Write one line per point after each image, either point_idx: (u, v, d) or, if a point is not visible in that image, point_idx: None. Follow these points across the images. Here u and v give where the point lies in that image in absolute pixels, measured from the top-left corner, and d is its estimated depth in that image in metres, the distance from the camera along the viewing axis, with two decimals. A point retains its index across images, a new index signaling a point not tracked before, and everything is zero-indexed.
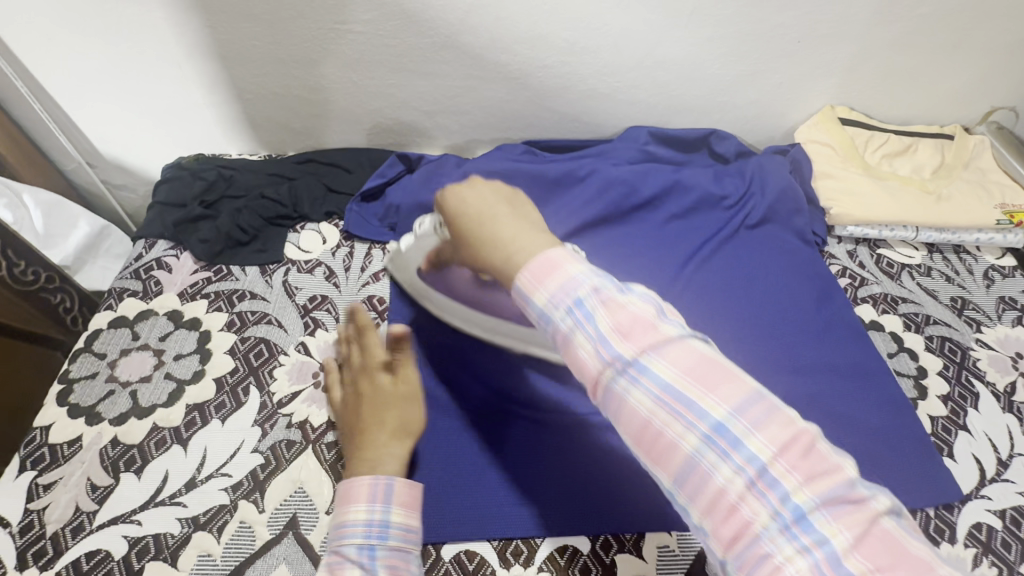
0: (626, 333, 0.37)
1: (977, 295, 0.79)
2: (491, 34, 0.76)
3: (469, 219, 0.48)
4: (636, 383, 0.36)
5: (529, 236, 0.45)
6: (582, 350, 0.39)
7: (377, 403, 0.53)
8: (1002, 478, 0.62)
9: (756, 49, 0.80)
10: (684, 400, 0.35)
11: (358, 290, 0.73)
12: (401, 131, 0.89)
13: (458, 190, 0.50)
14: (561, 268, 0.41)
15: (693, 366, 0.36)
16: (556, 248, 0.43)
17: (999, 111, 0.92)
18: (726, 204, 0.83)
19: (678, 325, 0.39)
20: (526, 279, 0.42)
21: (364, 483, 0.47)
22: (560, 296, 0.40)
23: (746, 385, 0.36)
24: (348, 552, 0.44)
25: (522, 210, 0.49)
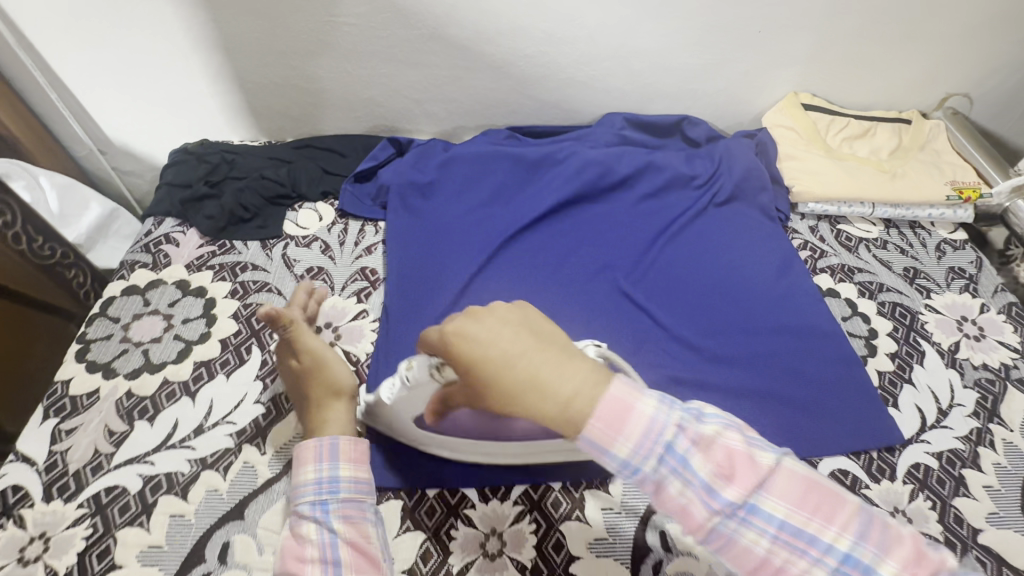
0: (728, 474, 0.37)
1: (928, 266, 0.85)
2: (475, 26, 0.82)
3: (491, 368, 0.37)
4: (748, 523, 0.36)
5: (574, 370, 0.38)
6: (681, 496, 0.38)
7: (302, 380, 0.58)
8: (941, 425, 0.68)
9: (721, 40, 0.86)
10: (800, 533, 0.36)
11: (352, 262, 0.79)
12: (392, 118, 0.95)
13: (469, 328, 0.39)
14: (637, 410, 0.38)
15: (799, 494, 0.37)
16: (609, 386, 0.39)
17: (953, 97, 0.98)
18: (696, 184, 0.89)
19: (767, 449, 0.39)
20: (597, 427, 0.37)
21: (309, 446, 0.52)
22: (646, 444, 0.38)
23: (848, 502, 0.37)
24: (305, 510, 0.50)
25: (546, 336, 0.39)
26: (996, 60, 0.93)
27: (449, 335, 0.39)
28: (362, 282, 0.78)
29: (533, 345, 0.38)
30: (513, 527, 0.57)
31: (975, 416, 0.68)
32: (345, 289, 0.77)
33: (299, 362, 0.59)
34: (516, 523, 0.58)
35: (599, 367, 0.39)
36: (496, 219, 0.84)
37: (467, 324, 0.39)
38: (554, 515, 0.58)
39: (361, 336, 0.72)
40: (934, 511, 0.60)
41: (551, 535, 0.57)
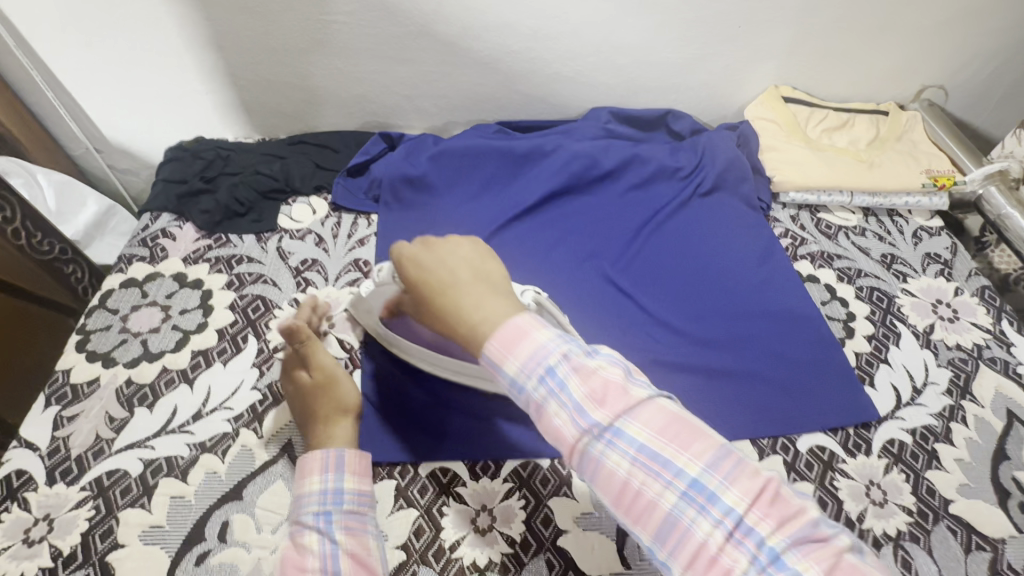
0: (600, 399, 0.40)
1: (905, 252, 0.87)
2: (462, 23, 0.84)
3: (430, 284, 0.47)
4: (613, 446, 0.39)
5: (493, 300, 0.45)
6: (557, 418, 0.40)
7: (311, 395, 0.59)
8: (915, 402, 0.70)
9: (702, 35, 0.89)
10: (658, 459, 0.38)
11: (345, 254, 0.81)
12: (384, 114, 0.97)
13: (420, 253, 0.49)
14: (530, 335, 0.42)
15: (662, 424, 0.39)
16: (522, 314, 0.44)
17: (929, 89, 1.02)
18: (680, 175, 0.91)
19: (643, 385, 0.41)
20: (495, 347, 0.42)
21: (317, 457, 0.53)
22: (531, 364, 0.41)
23: (709, 437, 0.39)
24: (307, 519, 0.50)
25: (485, 273, 0.48)
26: (969, 53, 0.97)
27: (404, 257, 0.50)
28: (355, 272, 0.80)
29: (469, 279, 0.47)
30: (502, 503, 0.60)
31: (948, 394, 0.71)
32: (339, 279, 0.79)
33: (311, 376, 0.60)
34: (506, 500, 0.60)
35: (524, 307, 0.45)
36: (485, 211, 0.86)
37: (419, 250, 0.50)
38: (542, 492, 0.61)
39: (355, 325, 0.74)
40: (907, 483, 0.63)
41: (539, 511, 0.59)
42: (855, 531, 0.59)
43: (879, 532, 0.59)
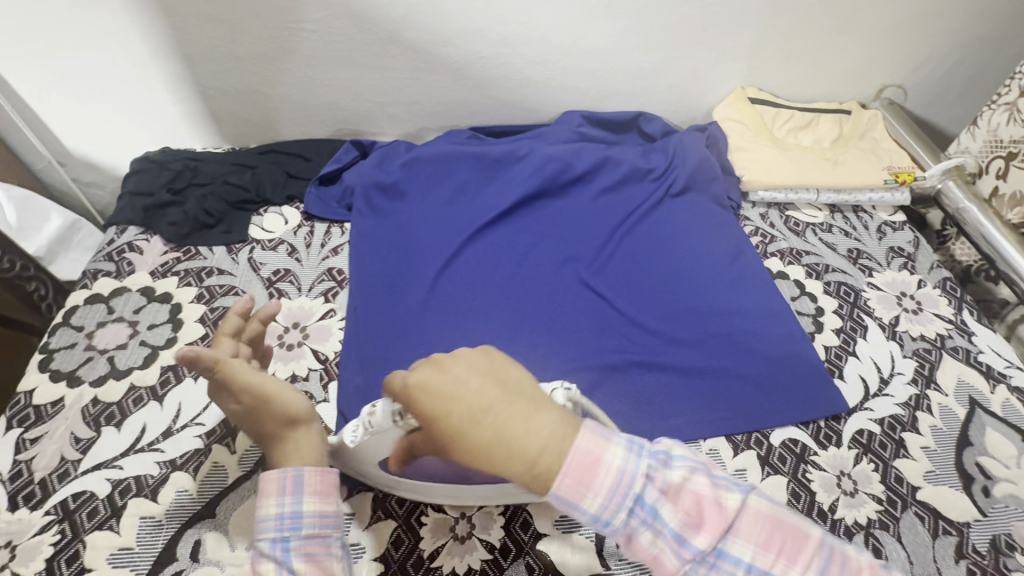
0: (697, 521, 0.38)
1: (870, 247, 0.90)
2: (431, 29, 0.85)
3: (457, 420, 0.36)
4: (719, 569, 0.38)
5: (539, 421, 0.37)
6: (652, 545, 0.38)
7: (247, 423, 0.53)
8: (883, 392, 0.72)
9: (669, 38, 0.90)
10: (765, 572, 0.38)
11: (319, 263, 0.81)
12: (356, 122, 0.97)
13: (434, 378, 0.38)
14: (604, 463, 0.37)
15: (763, 535, 0.38)
16: (578, 433, 0.38)
17: (889, 88, 1.05)
18: (652, 177, 0.93)
19: (732, 489, 0.40)
20: (567, 484, 0.37)
21: (271, 480, 0.49)
22: (615, 498, 0.37)
23: (805, 535, 0.39)
24: (264, 546, 0.47)
25: (506, 383, 0.38)
26: (925, 53, 1.00)
27: (413, 387, 0.38)
28: (329, 282, 0.79)
29: (494, 400, 0.37)
30: (482, 509, 0.59)
31: (913, 383, 0.73)
32: (313, 289, 0.78)
33: (238, 405, 0.53)
34: (485, 505, 0.60)
35: (567, 414, 0.39)
36: (460, 216, 0.87)
37: (430, 374, 0.38)
38: None
39: (329, 335, 0.73)
40: (876, 472, 0.65)
41: (519, 515, 0.59)
42: (827, 522, 0.61)
43: (850, 521, 0.61)
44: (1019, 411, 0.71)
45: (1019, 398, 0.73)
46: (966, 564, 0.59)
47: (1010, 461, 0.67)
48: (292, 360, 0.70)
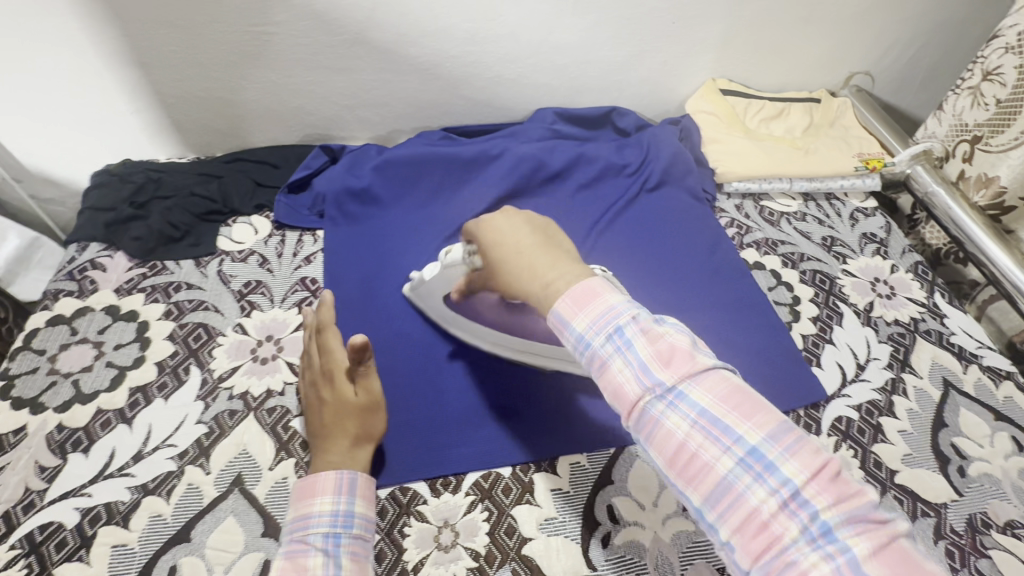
0: (666, 361, 0.44)
1: (844, 234, 0.91)
2: (397, 29, 0.83)
3: (507, 246, 0.55)
4: (673, 405, 0.43)
5: (563, 264, 0.52)
6: (623, 375, 0.45)
7: (342, 411, 0.59)
8: (860, 378, 0.73)
9: (639, 32, 0.90)
10: (716, 421, 0.42)
11: (291, 273, 0.79)
12: (325, 126, 0.95)
13: (499, 219, 0.57)
14: (605, 302, 0.48)
15: (723, 391, 0.43)
16: (592, 278, 0.50)
17: (857, 75, 1.06)
18: (628, 171, 0.93)
19: (708, 356, 0.45)
20: (566, 302, 0.48)
21: (331, 477, 0.54)
22: (602, 324, 0.47)
23: (769, 411, 0.42)
24: (315, 540, 0.50)
25: (550, 235, 0.55)
26: (890, 40, 1.01)
27: (483, 224, 0.58)
28: (303, 292, 0.77)
29: (537, 239, 0.54)
30: (466, 518, 0.59)
31: (889, 367, 0.74)
32: (286, 300, 0.76)
33: (353, 393, 0.59)
34: (468, 513, 0.59)
35: (590, 273, 0.52)
36: (436, 219, 0.85)
37: (499, 217, 0.57)
38: (505, 502, 0.60)
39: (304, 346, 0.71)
40: (856, 458, 0.65)
41: (503, 521, 0.59)
42: None
43: None
44: (990, 390, 0.73)
45: (990, 377, 0.74)
46: (944, 544, 0.60)
47: (984, 440, 0.68)
48: (265, 375, 0.68)
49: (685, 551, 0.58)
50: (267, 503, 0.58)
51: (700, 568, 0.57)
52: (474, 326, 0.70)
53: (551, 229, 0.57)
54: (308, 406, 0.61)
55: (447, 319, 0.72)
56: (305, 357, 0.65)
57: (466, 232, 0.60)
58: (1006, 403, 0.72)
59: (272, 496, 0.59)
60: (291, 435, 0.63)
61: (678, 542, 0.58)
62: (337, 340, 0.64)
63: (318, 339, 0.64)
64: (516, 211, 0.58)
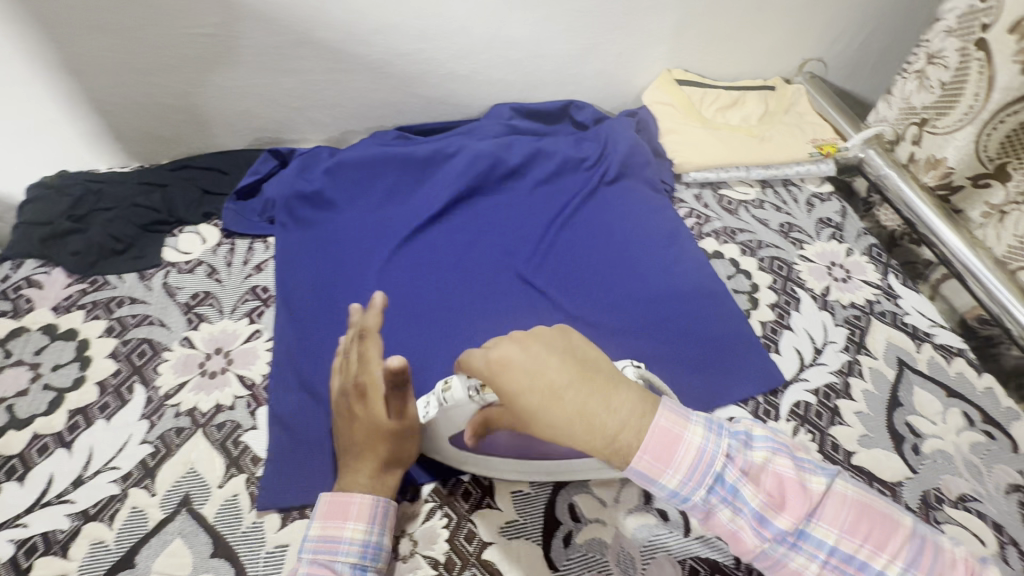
0: (777, 502, 0.43)
1: (801, 220, 0.92)
2: (343, 27, 0.81)
3: (539, 393, 0.43)
4: (796, 547, 0.42)
5: (616, 401, 0.44)
6: (734, 524, 0.43)
7: (372, 435, 0.55)
8: (818, 362, 0.74)
9: (592, 24, 0.89)
10: (843, 554, 0.42)
11: (242, 283, 0.76)
12: (274, 129, 0.92)
13: (515, 356, 0.45)
14: (687, 444, 0.44)
15: (842, 518, 0.42)
16: (659, 413, 0.45)
17: (810, 61, 1.07)
18: (586, 165, 0.92)
19: (811, 472, 0.44)
20: (648, 459, 0.43)
21: (365, 503, 0.53)
22: (696, 474, 0.43)
23: (883, 517, 0.43)
24: (343, 569, 0.50)
25: (585, 361, 0.45)
26: (841, 26, 1.02)
27: (495, 363, 0.45)
28: (253, 301, 0.74)
29: (576, 377, 0.44)
30: (425, 525, 0.58)
31: (845, 350, 0.75)
32: (236, 310, 0.73)
33: (388, 416, 0.55)
34: (428, 521, 0.58)
35: (644, 397, 0.46)
36: (392, 221, 0.84)
37: (516, 352, 0.45)
38: (464, 506, 0.59)
39: (255, 358, 0.69)
40: (814, 442, 0.66)
41: (463, 526, 0.58)
42: None
43: None
44: (943, 367, 0.74)
45: (942, 354, 0.76)
46: None
47: (937, 417, 0.69)
48: (214, 390, 0.65)
49: (647, 544, 0.58)
50: (217, 522, 0.56)
51: (662, 561, 0.57)
52: (483, 458, 0.59)
53: (577, 347, 0.46)
54: (341, 419, 0.58)
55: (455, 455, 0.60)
56: (343, 357, 0.60)
57: (473, 370, 0.47)
58: (958, 378, 0.73)
59: (222, 515, 0.57)
60: (241, 450, 0.61)
61: (639, 535, 0.58)
62: (378, 352, 0.58)
63: (358, 347, 0.58)
64: (534, 338, 0.46)
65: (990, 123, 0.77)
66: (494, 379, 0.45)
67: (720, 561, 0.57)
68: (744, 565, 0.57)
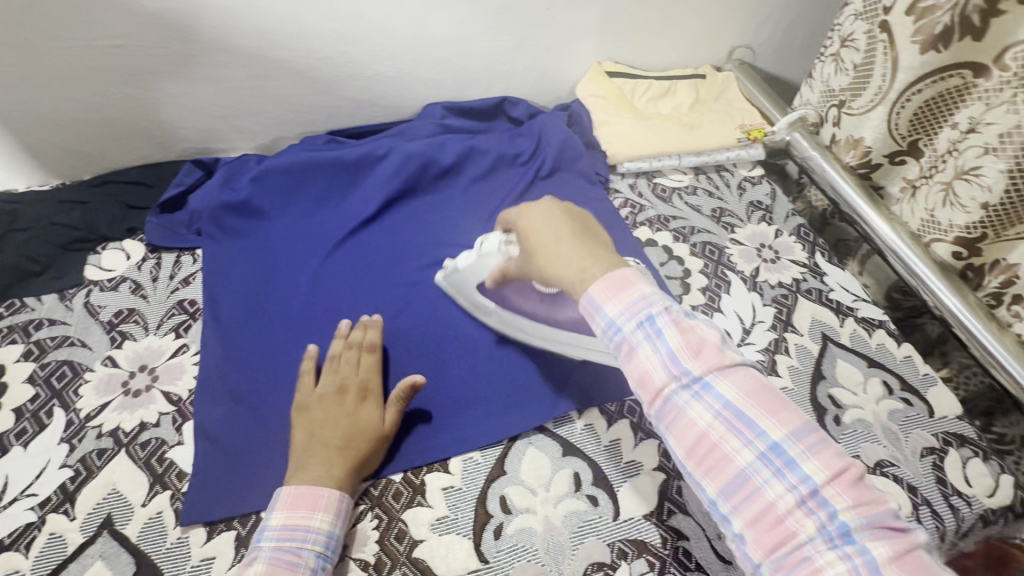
0: (696, 353, 0.45)
1: (732, 204, 0.94)
2: (260, 33, 0.80)
3: (546, 234, 0.56)
4: (698, 398, 0.44)
5: (598, 254, 0.53)
6: (649, 361, 0.46)
7: (365, 434, 0.60)
8: (746, 341, 0.76)
9: (516, 19, 0.89)
10: (742, 419, 0.42)
11: (168, 297, 0.75)
12: (200, 140, 0.90)
13: (538, 210, 0.58)
14: (638, 289, 0.49)
15: (750, 388, 0.43)
16: (626, 267, 0.51)
17: (738, 49, 1.09)
18: (521, 161, 0.93)
19: (734, 352, 0.46)
20: (599, 288, 0.49)
21: (335, 498, 0.55)
22: (636, 309, 0.47)
23: (797, 413, 0.43)
24: (307, 558, 0.50)
25: (589, 229, 0.57)
26: (765, 12, 1.04)
27: (522, 212, 0.59)
28: (181, 315, 0.73)
29: (578, 230, 0.56)
30: (354, 529, 0.57)
31: (772, 328, 0.78)
32: (162, 326, 0.72)
33: (379, 418, 0.62)
34: (358, 523, 0.58)
35: (624, 264, 0.53)
36: (325, 226, 0.83)
37: (541, 204, 0.59)
38: (395, 507, 0.59)
39: (182, 373, 0.68)
40: None
41: (393, 526, 0.58)
42: None
43: None
44: (864, 340, 0.77)
45: (864, 328, 0.78)
46: None
47: (857, 387, 0.72)
48: (139, 408, 0.64)
49: (576, 530, 0.59)
50: (140, 541, 0.55)
51: (591, 546, 0.58)
52: (501, 312, 0.72)
53: (587, 221, 0.58)
54: (324, 412, 0.61)
55: (476, 306, 0.74)
56: (331, 361, 0.66)
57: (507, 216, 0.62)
58: (879, 349, 0.76)
59: (145, 534, 0.56)
60: (167, 467, 0.60)
61: (569, 521, 0.59)
62: (376, 364, 0.67)
63: (361, 360, 0.66)
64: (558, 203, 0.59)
65: (897, 103, 0.80)
66: (518, 219, 0.60)
67: (648, 541, 0.58)
68: (672, 544, 0.58)
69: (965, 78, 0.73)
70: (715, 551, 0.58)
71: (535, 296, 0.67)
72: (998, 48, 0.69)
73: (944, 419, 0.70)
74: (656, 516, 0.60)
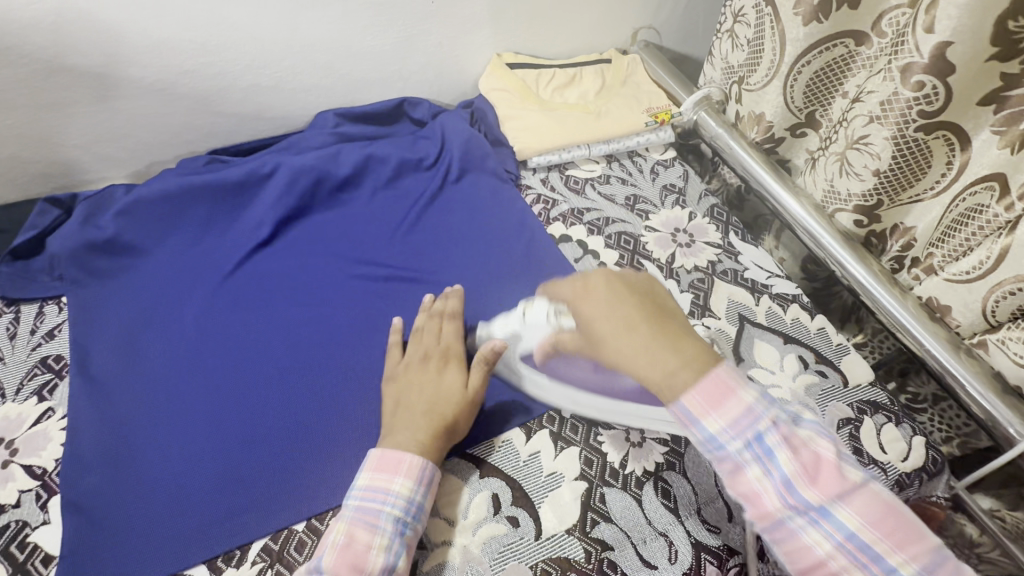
0: (811, 477, 0.43)
1: (646, 189, 0.92)
2: (105, 51, 0.72)
3: (614, 325, 0.49)
4: (817, 527, 0.42)
5: (679, 348, 0.47)
6: (757, 482, 0.43)
7: (447, 400, 0.60)
8: None
9: (400, 14, 0.84)
10: (865, 548, 0.41)
11: (29, 356, 0.66)
12: (59, 173, 0.81)
13: (598, 292, 0.51)
14: (737, 395, 0.45)
15: (873, 514, 0.42)
16: (719, 368, 0.47)
17: (641, 30, 1.07)
18: (426, 164, 0.88)
19: (851, 469, 0.45)
20: (698, 399, 0.45)
21: (415, 463, 0.54)
22: (739, 425, 0.44)
23: (920, 536, 0.42)
24: (385, 522, 0.51)
25: (657, 308, 0.51)
26: None
27: (581, 295, 0.52)
28: (45, 375, 0.65)
29: (647, 308, 0.50)
30: None
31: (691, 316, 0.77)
32: (22, 390, 0.64)
33: (463, 385, 0.61)
34: None
35: (712, 354, 0.48)
36: (210, 256, 0.76)
37: (599, 287, 0.51)
38: (297, 560, 0.55)
39: (46, 442, 0.60)
40: None
41: None
42: (619, 480, 0.61)
43: (640, 471, 0.62)
44: (780, 316, 0.77)
45: (780, 304, 0.79)
46: None
47: (774, 365, 0.72)
48: None
49: (497, 556, 0.56)
50: None
51: (513, 571, 0.55)
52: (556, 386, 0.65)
53: (652, 301, 0.51)
54: (409, 378, 0.63)
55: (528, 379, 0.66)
56: (416, 334, 0.67)
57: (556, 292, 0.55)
58: (794, 324, 0.77)
59: None
60: (29, 553, 0.54)
61: (490, 548, 0.56)
62: (458, 336, 0.67)
63: (442, 330, 0.67)
64: (618, 280, 0.52)
65: (789, 76, 0.79)
66: (576, 306, 0.52)
67: (571, 557, 0.56)
68: (597, 557, 0.56)
69: (848, 48, 0.74)
70: (641, 557, 0.56)
71: (587, 368, 0.62)
72: (874, 16, 0.69)
73: (858, 387, 0.71)
74: (580, 530, 0.58)
